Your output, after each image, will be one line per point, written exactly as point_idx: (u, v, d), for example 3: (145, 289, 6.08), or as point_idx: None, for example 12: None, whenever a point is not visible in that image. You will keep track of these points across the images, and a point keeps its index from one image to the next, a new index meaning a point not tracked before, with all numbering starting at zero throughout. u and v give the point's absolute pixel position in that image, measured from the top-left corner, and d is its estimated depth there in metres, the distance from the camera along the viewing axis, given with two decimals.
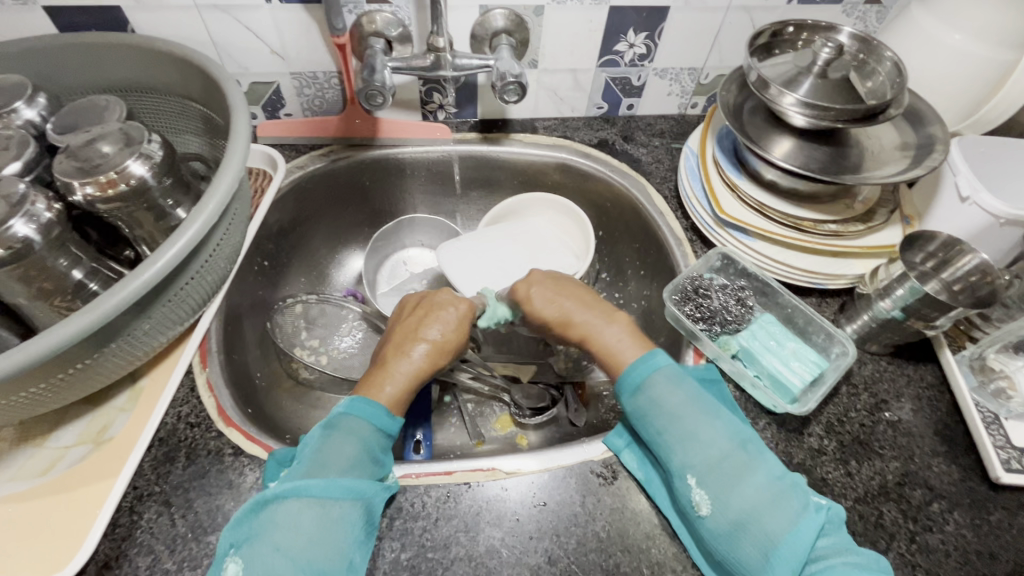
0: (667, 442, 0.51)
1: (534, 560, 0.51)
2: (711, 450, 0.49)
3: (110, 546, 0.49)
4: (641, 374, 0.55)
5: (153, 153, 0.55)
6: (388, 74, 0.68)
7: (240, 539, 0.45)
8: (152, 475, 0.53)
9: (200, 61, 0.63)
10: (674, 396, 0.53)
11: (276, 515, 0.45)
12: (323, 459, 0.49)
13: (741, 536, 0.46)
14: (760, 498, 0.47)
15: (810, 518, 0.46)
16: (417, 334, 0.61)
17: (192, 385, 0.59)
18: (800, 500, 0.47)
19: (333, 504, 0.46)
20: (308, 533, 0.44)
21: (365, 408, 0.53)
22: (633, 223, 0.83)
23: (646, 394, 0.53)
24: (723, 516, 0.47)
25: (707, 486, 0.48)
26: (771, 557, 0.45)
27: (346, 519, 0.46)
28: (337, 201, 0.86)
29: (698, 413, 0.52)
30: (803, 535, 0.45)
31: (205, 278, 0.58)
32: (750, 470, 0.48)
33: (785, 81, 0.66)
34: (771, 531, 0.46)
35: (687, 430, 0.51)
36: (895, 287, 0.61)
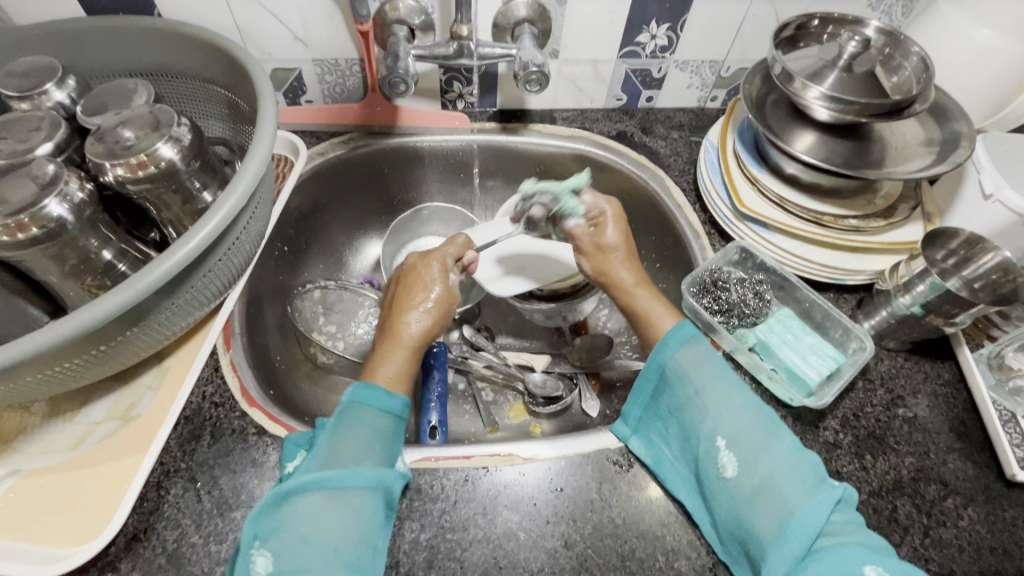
0: (697, 403, 0.53)
1: (551, 544, 0.52)
2: (741, 413, 0.50)
3: (138, 519, 0.50)
4: (681, 338, 0.56)
5: (181, 136, 0.56)
6: (411, 61, 0.68)
7: (265, 529, 0.45)
8: (179, 452, 0.54)
9: (226, 45, 0.64)
10: (708, 362, 0.54)
11: (301, 506, 0.46)
12: (340, 450, 0.49)
13: (762, 500, 0.46)
14: (785, 464, 0.47)
15: (829, 491, 0.46)
16: (407, 306, 0.64)
17: (216, 365, 0.60)
18: (819, 474, 0.47)
19: (354, 494, 0.47)
20: (335, 523, 0.46)
21: (369, 394, 0.54)
22: (650, 216, 0.83)
23: (680, 355, 0.55)
24: (749, 479, 0.47)
25: (734, 448, 0.49)
26: (785, 528, 0.44)
27: (366, 504, 0.48)
28: (355, 188, 0.87)
29: (729, 380, 0.53)
30: (825, 502, 0.45)
31: (231, 260, 0.59)
32: (775, 437, 0.49)
33: (809, 75, 0.66)
34: (794, 498, 0.45)
35: (717, 393, 0.52)
36: (916, 283, 0.61)
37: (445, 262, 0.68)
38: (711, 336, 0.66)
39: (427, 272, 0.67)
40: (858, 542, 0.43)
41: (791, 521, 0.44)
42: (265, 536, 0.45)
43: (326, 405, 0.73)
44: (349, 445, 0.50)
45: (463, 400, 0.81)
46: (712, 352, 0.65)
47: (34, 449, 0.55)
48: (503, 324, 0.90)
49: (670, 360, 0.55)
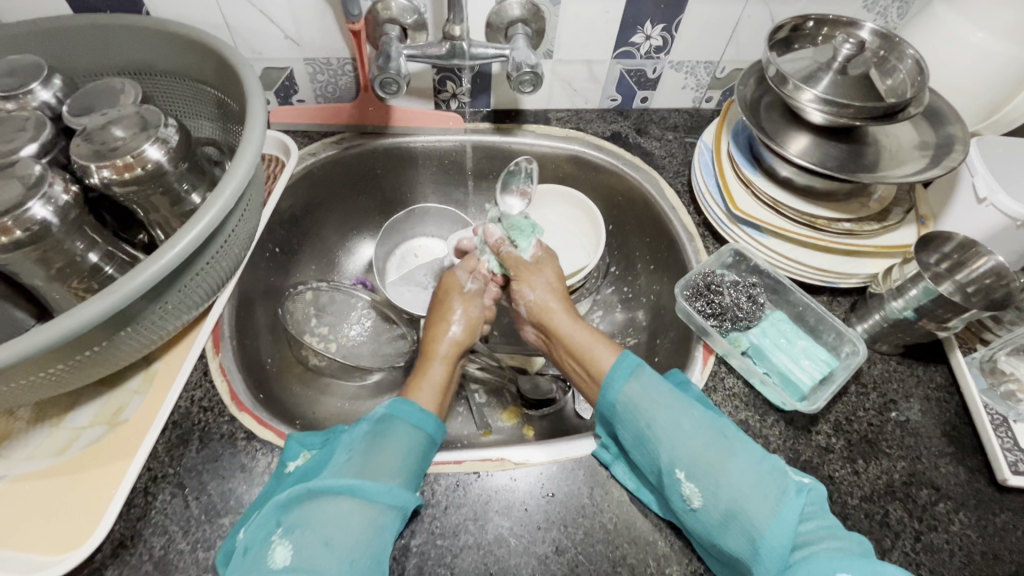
0: (650, 438, 0.52)
1: (542, 550, 0.52)
2: (693, 441, 0.50)
3: (125, 526, 0.50)
4: (626, 371, 0.57)
5: (168, 138, 0.55)
6: (403, 61, 0.67)
7: (289, 520, 0.45)
8: (167, 457, 0.54)
9: (214, 44, 0.63)
10: (652, 392, 0.55)
11: (327, 509, 0.46)
12: (376, 460, 0.50)
13: (732, 525, 0.46)
14: (745, 483, 0.47)
15: (793, 503, 0.46)
16: (443, 319, 0.70)
17: (205, 369, 0.60)
18: (781, 484, 0.47)
19: (377, 508, 0.47)
20: (355, 534, 0.45)
21: (408, 408, 0.55)
22: (645, 218, 0.83)
23: (626, 391, 0.55)
24: (715, 505, 0.47)
25: (695, 478, 0.49)
26: (758, 548, 0.45)
27: (386, 523, 0.47)
28: (348, 189, 0.86)
29: (677, 406, 0.53)
30: (791, 516, 0.45)
31: (220, 264, 0.58)
32: (730, 458, 0.49)
33: (804, 77, 0.65)
34: (759, 517, 0.46)
35: (668, 424, 0.52)
36: (909, 287, 0.61)
37: (466, 276, 0.75)
38: (704, 340, 0.66)
39: (459, 287, 0.73)
40: (832, 548, 0.44)
41: (762, 540, 0.45)
42: (288, 528, 0.45)
43: (318, 408, 0.73)
44: (386, 457, 0.50)
45: (456, 402, 0.81)
46: (705, 355, 0.65)
47: (20, 454, 0.54)
48: (497, 326, 0.89)
49: (618, 399, 0.55)
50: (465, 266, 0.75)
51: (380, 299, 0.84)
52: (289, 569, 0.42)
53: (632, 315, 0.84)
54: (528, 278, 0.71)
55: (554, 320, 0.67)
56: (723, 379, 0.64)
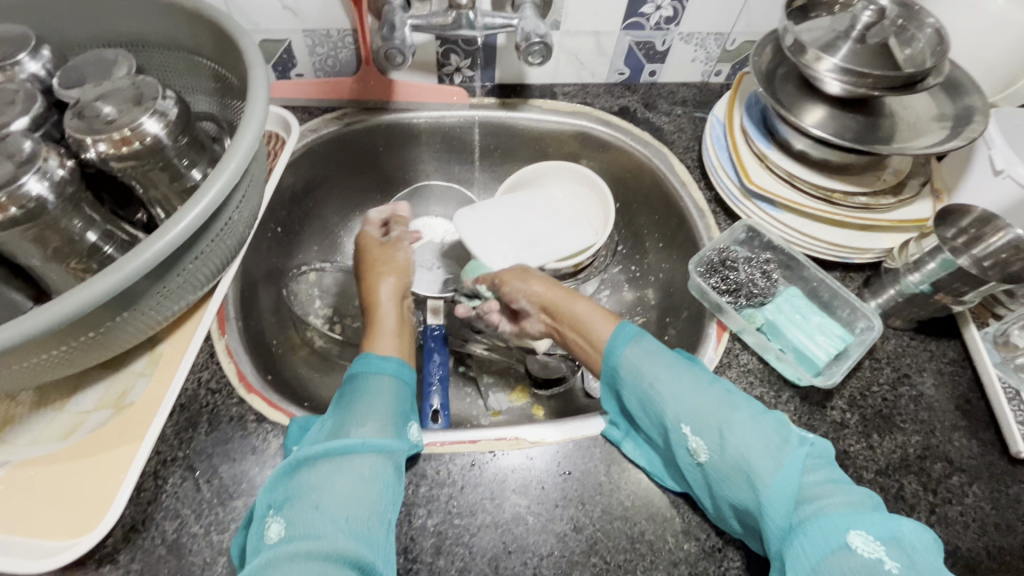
0: (653, 398, 0.52)
1: (560, 527, 0.51)
2: (698, 398, 0.50)
3: (136, 510, 0.49)
4: (626, 338, 0.56)
5: (167, 110, 0.53)
6: (408, 32, 0.65)
7: (277, 499, 0.45)
8: (176, 441, 0.52)
9: (210, 12, 0.60)
10: (654, 355, 0.54)
11: (309, 477, 0.45)
12: (346, 419, 0.49)
13: (739, 480, 0.46)
14: (750, 436, 0.46)
15: (795, 454, 0.45)
16: (376, 272, 0.69)
17: (211, 351, 0.58)
18: (784, 435, 0.47)
19: (361, 462, 0.46)
20: (344, 490, 0.44)
21: (370, 360, 0.55)
22: (654, 194, 0.82)
23: (629, 354, 0.54)
24: (721, 460, 0.47)
25: (701, 433, 0.48)
26: (764, 501, 0.44)
27: (378, 472, 0.46)
28: (350, 167, 0.84)
29: (680, 366, 0.52)
30: (793, 466, 0.44)
31: (223, 243, 0.56)
32: (735, 412, 0.48)
33: (823, 46, 0.63)
34: (766, 472, 0.44)
35: (671, 382, 0.51)
36: (926, 261, 0.60)
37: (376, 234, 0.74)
38: (717, 317, 0.65)
39: (378, 241, 0.73)
40: (841, 505, 0.43)
41: (768, 495, 0.44)
42: (280, 503, 0.45)
43: (325, 390, 0.72)
44: (359, 411, 0.50)
45: (464, 383, 0.81)
46: (718, 333, 0.64)
47: (25, 439, 0.53)
48: None
49: (619, 363, 0.55)
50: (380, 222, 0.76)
51: None
52: (285, 540, 0.42)
53: (641, 293, 0.83)
54: (509, 278, 0.69)
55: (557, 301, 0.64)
56: (738, 356, 0.63)
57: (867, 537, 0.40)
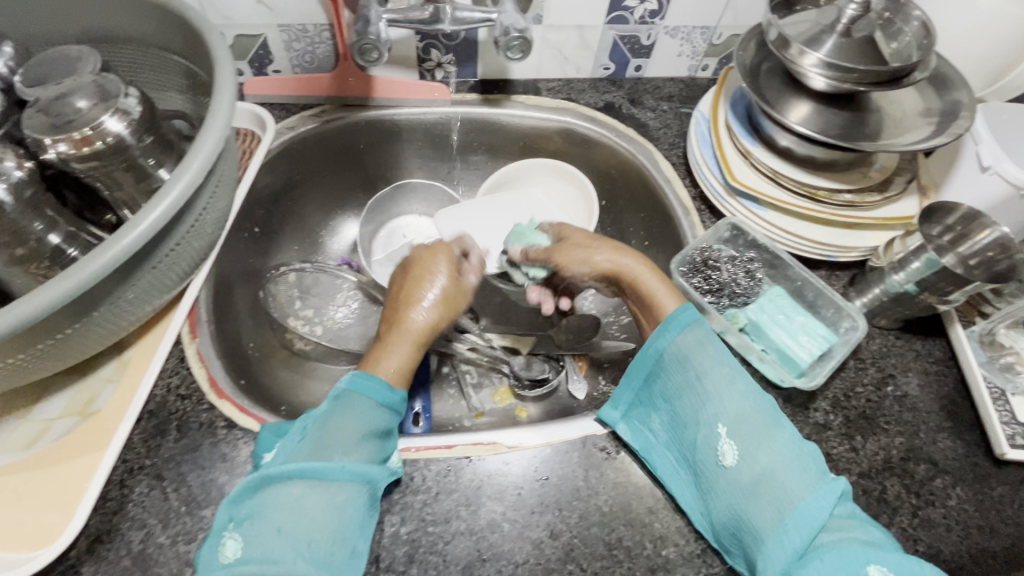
0: (698, 390, 0.51)
1: (536, 534, 0.50)
2: (744, 401, 0.49)
3: (101, 520, 0.48)
4: (683, 322, 0.53)
5: (130, 109, 0.51)
6: (383, 26, 0.63)
7: (240, 513, 0.44)
8: (143, 449, 0.51)
9: (178, 7, 0.58)
10: (709, 346, 0.52)
11: (278, 497, 0.44)
12: (327, 440, 0.47)
13: (761, 492, 0.45)
14: (789, 455, 0.46)
15: (831, 482, 0.45)
16: (412, 299, 0.61)
17: (181, 356, 0.57)
18: (820, 466, 0.47)
19: (336, 488, 0.45)
20: (310, 517, 0.44)
21: (368, 383, 0.51)
22: (639, 192, 0.80)
23: (682, 340, 0.53)
24: (750, 469, 0.47)
25: (737, 436, 0.48)
26: (786, 519, 0.44)
27: (349, 500, 0.46)
28: (330, 165, 0.82)
29: (730, 366, 0.51)
30: (828, 494, 0.45)
31: (191, 245, 0.55)
32: (779, 429, 0.48)
33: (807, 40, 0.62)
34: (797, 488, 0.45)
35: (720, 380, 0.50)
36: (911, 260, 0.59)
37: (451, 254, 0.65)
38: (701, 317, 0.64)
39: (450, 254, 0.65)
40: (861, 541, 0.43)
41: (793, 511, 0.44)
42: (243, 518, 0.44)
43: (304, 394, 0.70)
44: (338, 432, 0.47)
45: (447, 384, 0.80)
46: None
47: None
48: (488, 306, 0.87)
49: (668, 347, 0.53)
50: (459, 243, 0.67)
51: (367, 280, 0.81)
52: (242, 560, 0.42)
53: None
54: (566, 258, 0.65)
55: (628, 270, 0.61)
56: None
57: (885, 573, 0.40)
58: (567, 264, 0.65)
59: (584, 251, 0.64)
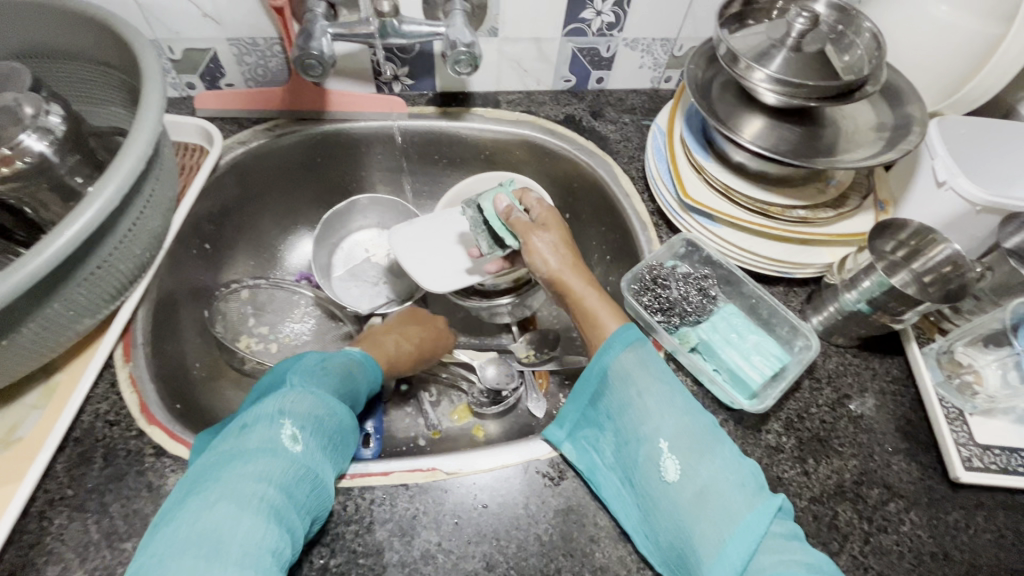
0: (636, 409, 0.49)
1: (471, 566, 0.49)
2: (684, 418, 0.47)
3: (16, 554, 0.46)
4: (626, 339, 0.52)
5: (52, 127, 0.50)
6: (327, 41, 0.62)
7: (294, 409, 0.47)
8: (66, 478, 0.50)
9: (111, 23, 0.57)
10: (651, 364, 0.51)
11: (294, 402, 0.47)
12: (331, 380, 0.54)
13: (704, 508, 0.43)
14: (730, 471, 0.44)
15: (769, 499, 0.44)
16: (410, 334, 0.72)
17: (113, 380, 0.55)
18: (760, 482, 0.45)
19: (336, 416, 0.50)
20: (316, 424, 0.47)
21: (369, 363, 0.62)
22: (600, 206, 0.79)
23: (626, 356, 0.51)
24: (692, 484, 0.45)
25: (678, 453, 0.46)
26: (730, 536, 0.42)
27: (342, 432, 0.50)
28: (286, 179, 0.81)
29: (672, 381, 0.50)
30: (766, 512, 0.42)
31: (117, 266, 0.53)
32: (720, 445, 0.46)
33: (757, 55, 0.61)
34: (736, 506, 0.43)
35: (659, 396, 0.49)
36: (862, 278, 0.58)
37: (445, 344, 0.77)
38: (653, 335, 0.62)
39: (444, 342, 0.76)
40: (799, 562, 0.40)
41: (733, 532, 0.42)
42: (296, 416, 0.46)
43: None
44: (349, 377, 0.56)
45: (405, 402, 0.79)
46: None
47: None
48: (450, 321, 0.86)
49: (611, 364, 0.51)
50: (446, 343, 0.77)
51: (324, 296, 0.80)
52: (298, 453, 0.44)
53: None
54: (535, 244, 0.60)
55: (570, 284, 0.59)
56: None
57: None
58: (531, 248, 0.60)
59: (549, 246, 0.60)
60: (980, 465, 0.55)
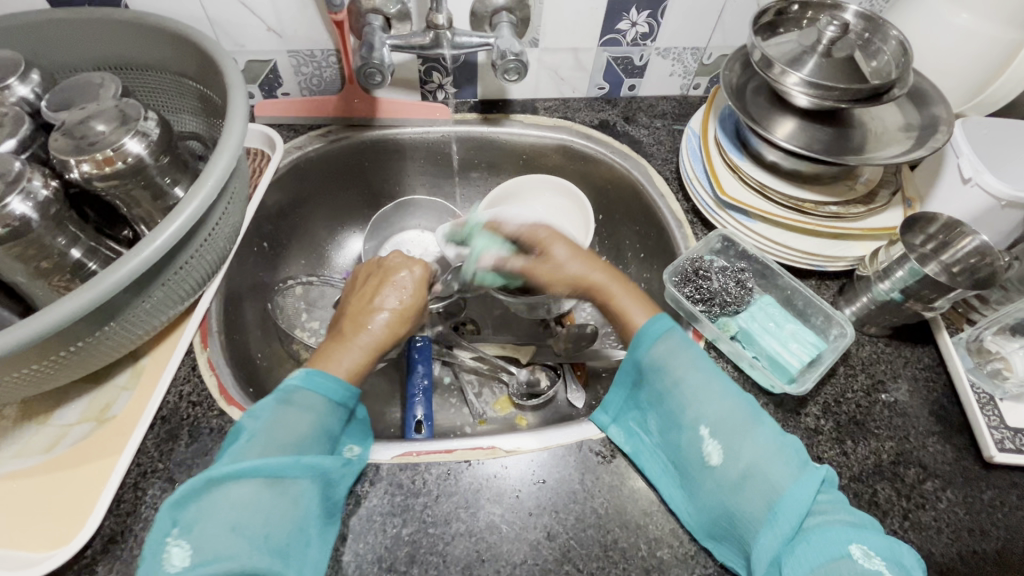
0: (676, 397, 0.52)
1: (534, 536, 0.52)
2: (721, 402, 0.50)
3: (115, 521, 0.50)
4: (653, 335, 0.54)
5: (149, 131, 0.55)
6: (387, 51, 0.67)
7: (227, 505, 0.43)
8: (156, 453, 0.53)
9: (194, 37, 0.62)
10: (684, 353, 0.53)
11: (227, 495, 0.43)
12: (274, 433, 0.47)
13: (750, 486, 0.47)
14: (770, 450, 0.47)
15: (813, 472, 0.46)
16: (371, 308, 0.61)
17: (193, 365, 0.59)
18: (801, 455, 0.48)
19: (294, 484, 0.46)
20: (263, 510, 0.44)
21: (323, 382, 0.52)
22: (634, 205, 0.83)
23: (658, 349, 0.54)
24: (735, 465, 0.48)
25: (719, 436, 0.49)
26: (775, 509, 0.45)
27: (305, 493, 0.47)
28: (336, 182, 0.86)
29: (709, 368, 0.52)
30: (810, 482, 0.46)
31: (202, 259, 0.58)
32: (758, 423, 0.49)
33: (790, 61, 0.65)
34: (780, 478, 0.46)
35: (698, 385, 0.51)
36: (895, 269, 0.61)
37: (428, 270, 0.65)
38: (694, 325, 0.66)
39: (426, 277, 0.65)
40: (845, 521, 0.44)
41: (780, 502, 0.45)
42: (206, 513, 0.43)
43: None
44: (288, 427, 0.48)
45: (449, 394, 0.82)
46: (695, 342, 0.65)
47: (6, 453, 0.54)
48: (489, 316, 0.89)
49: (645, 358, 0.54)
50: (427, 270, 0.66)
51: None
52: (191, 568, 0.40)
53: None
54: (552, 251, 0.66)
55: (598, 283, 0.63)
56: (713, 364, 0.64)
57: (868, 551, 0.42)
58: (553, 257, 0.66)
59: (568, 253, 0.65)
60: (1013, 446, 0.58)
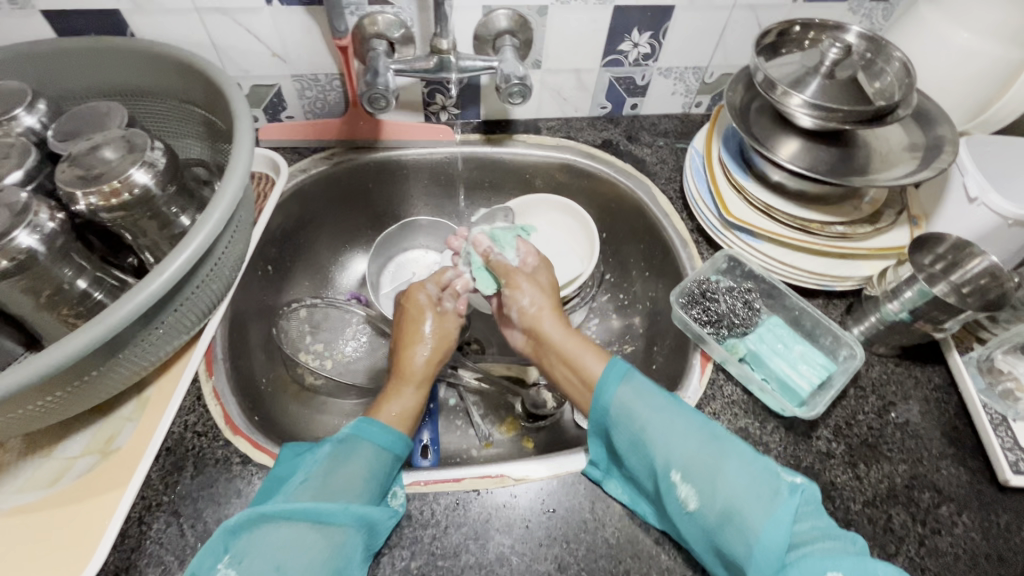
0: (643, 442, 0.51)
1: (544, 567, 0.51)
2: (688, 442, 0.50)
3: (120, 557, 0.49)
4: (616, 377, 0.55)
5: (155, 161, 0.55)
6: (391, 76, 0.67)
7: (275, 544, 0.45)
8: (161, 485, 0.53)
9: (201, 65, 0.62)
10: (645, 397, 0.53)
11: (277, 534, 0.45)
12: (330, 480, 0.49)
13: (731, 527, 0.46)
14: (742, 485, 0.47)
15: (790, 501, 0.46)
16: (414, 339, 0.67)
17: (198, 394, 0.59)
18: (776, 483, 0.47)
19: (339, 532, 0.47)
20: (309, 552, 0.45)
21: (373, 429, 0.54)
22: (638, 224, 0.83)
23: (620, 395, 0.54)
24: (711, 506, 0.47)
25: (690, 479, 0.48)
26: (757, 546, 0.44)
27: (350, 542, 0.47)
28: (340, 203, 0.86)
29: (671, 410, 0.52)
30: (784, 516, 0.45)
31: (208, 289, 0.57)
32: (727, 459, 0.49)
33: (793, 82, 0.65)
34: (756, 513, 0.45)
35: (662, 427, 0.51)
36: (903, 289, 0.60)
37: (427, 289, 0.71)
38: (701, 347, 0.66)
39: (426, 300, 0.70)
40: (826, 548, 0.44)
41: (760, 538, 0.44)
42: (256, 551, 0.45)
43: (317, 428, 0.72)
44: (340, 475, 0.50)
45: (455, 415, 0.81)
46: (703, 364, 0.65)
47: (10, 487, 0.53)
48: (493, 335, 0.89)
49: (611, 404, 0.54)
50: (434, 279, 0.73)
51: (374, 313, 0.84)
52: None
53: (628, 321, 0.84)
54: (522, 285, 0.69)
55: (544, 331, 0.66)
56: (722, 387, 0.63)
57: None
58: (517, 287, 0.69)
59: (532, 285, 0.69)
60: None
